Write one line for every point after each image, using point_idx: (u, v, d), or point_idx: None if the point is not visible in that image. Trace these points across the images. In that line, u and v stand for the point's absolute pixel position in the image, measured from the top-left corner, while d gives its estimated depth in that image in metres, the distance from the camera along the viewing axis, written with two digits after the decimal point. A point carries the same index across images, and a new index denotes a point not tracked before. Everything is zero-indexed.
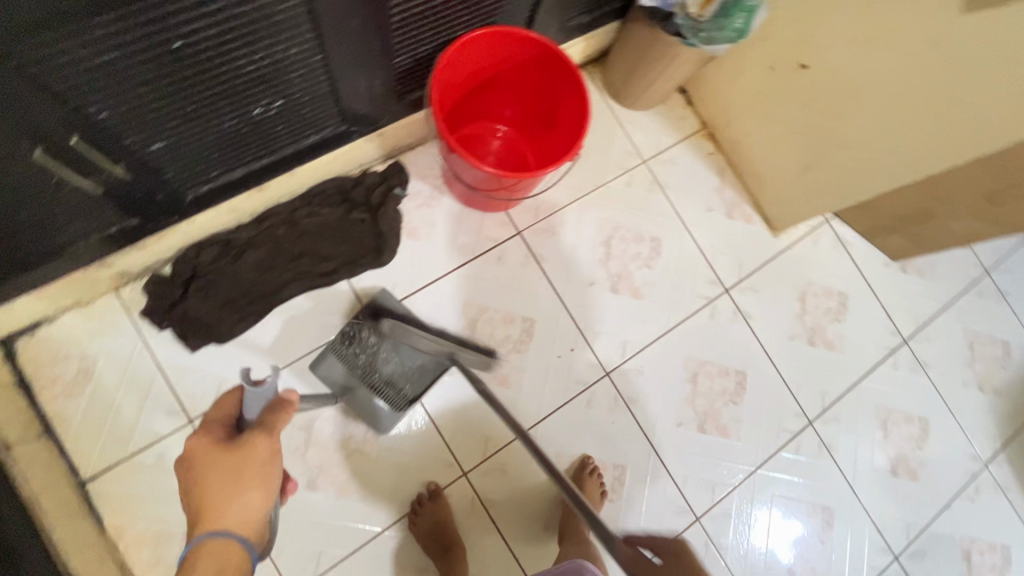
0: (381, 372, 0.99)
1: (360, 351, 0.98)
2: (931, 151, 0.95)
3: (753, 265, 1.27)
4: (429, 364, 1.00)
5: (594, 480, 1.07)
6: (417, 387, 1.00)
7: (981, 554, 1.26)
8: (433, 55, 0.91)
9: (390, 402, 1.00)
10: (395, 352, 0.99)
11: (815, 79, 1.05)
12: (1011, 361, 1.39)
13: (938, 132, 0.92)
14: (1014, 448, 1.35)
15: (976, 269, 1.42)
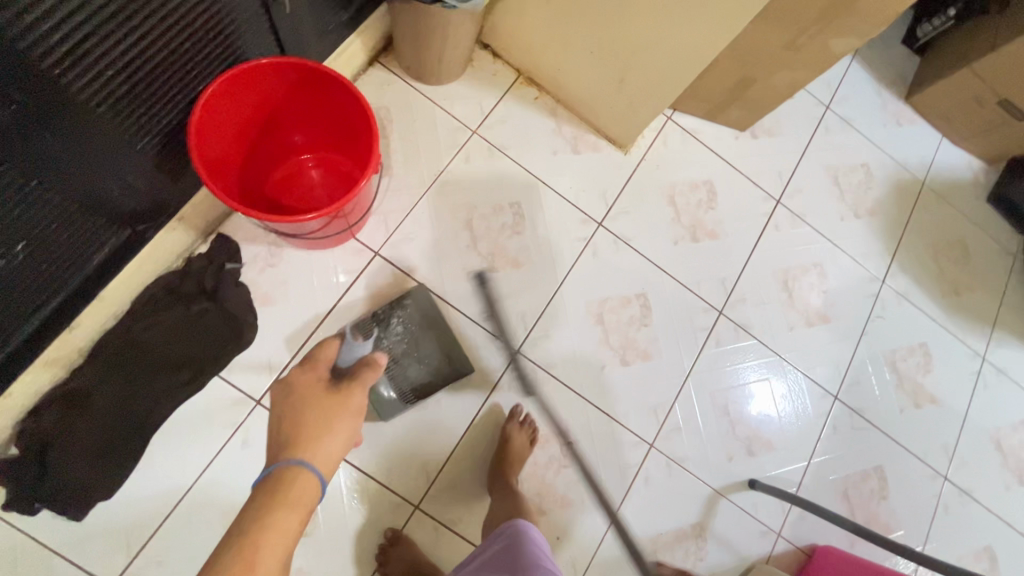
0: (398, 361, 1.05)
1: (383, 335, 1.05)
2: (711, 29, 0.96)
3: (616, 190, 1.27)
4: (443, 367, 1.08)
5: (522, 430, 1.07)
6: (427, 384, 1.07)
7: (904, 360, 1.36)
8: (184, 121, 0.82)
9: (397, 392, 1.04)
10: (416, 346, 1.07)
11: None
12: (875, 179, 1.47)
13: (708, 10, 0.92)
14: (902, 256, 1.44)
15: (817, 108, 1.47)
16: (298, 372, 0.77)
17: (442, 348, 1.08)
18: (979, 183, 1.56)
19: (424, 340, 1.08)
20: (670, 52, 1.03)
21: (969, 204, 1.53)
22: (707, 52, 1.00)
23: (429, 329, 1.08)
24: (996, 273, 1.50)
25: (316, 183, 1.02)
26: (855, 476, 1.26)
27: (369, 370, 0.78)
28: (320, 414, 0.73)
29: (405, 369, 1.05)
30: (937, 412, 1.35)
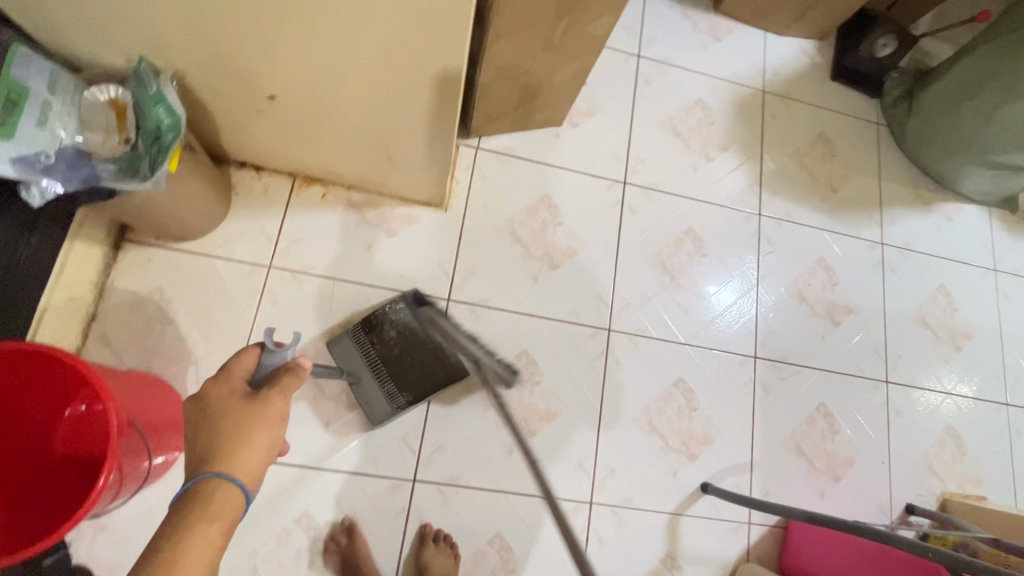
0: (393, 368, 1.00)
1: (376, 341, 1.01)
2: (439, 92, 0.81)
3: (451, 255, 1.14)
4: (440, 372, 1.01)
5: (441, 547, 0.99)
6: (421, 392, 1.00)
7: (809, 284, 1.30)
8: None
9: (388, 400, 0.99)
10: (410, 352, 1.01)
11: (294, 102, 0.86)
12: (714, 111, 1.36)
13: (422, 76, 0.78)
14: (770, 177, 1.35)
15: (629, 62, 1.34)
16: (208, 384, 0.63)
17: (438, 352, 1.01)
18: (818, 65, 1.46)
19: (417, 343, 1.02)
20: (413, 116, 0.87)
21: (816, 92, 1.44)
22: (447, 103, 0.83)
23: (421, 334, 1.02)
24: (865, 151, 1.43)
25: (86, 414, 0.82)
26: (802, 426, 1.21)
27: (290, 377, 0.64)
28: (237, 425, 0.59)
29: (398, 375, 1.00)
30: (857, 321, 1.30)
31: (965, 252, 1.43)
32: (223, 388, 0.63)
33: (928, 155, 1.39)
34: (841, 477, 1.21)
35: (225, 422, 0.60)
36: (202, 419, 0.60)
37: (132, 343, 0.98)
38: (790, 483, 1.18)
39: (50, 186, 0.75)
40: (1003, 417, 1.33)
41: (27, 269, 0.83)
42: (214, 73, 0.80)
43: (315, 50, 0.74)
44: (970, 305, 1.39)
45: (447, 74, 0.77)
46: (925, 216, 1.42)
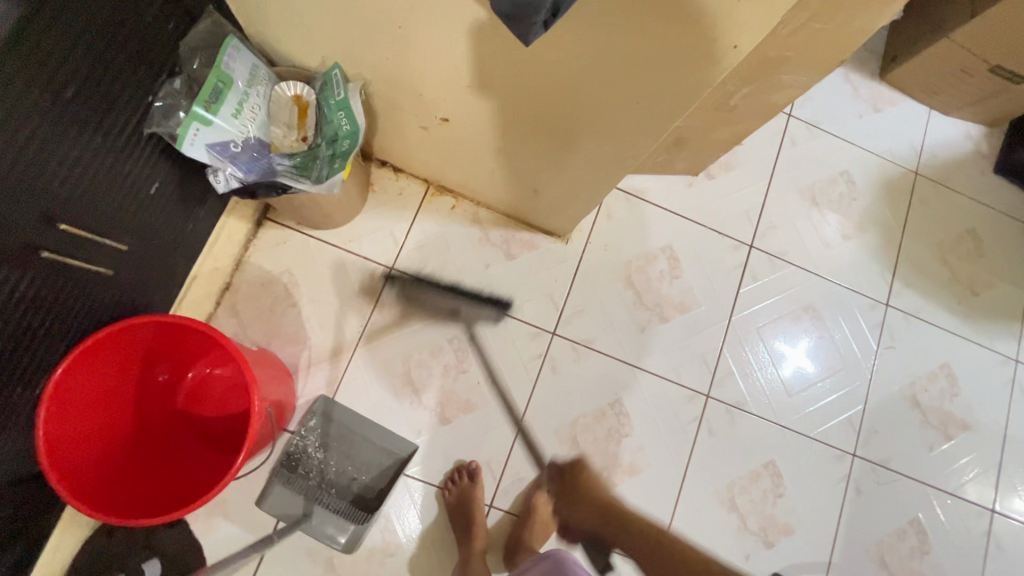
0: (335, 481, 1.00)
1: (308, 467, 1.00)
2: (612, 156, 0.82)
3: (565, 289, 1.13)
4: (383, 462, 1.02)
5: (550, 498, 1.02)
6: (377, 486, 1.01)
7: (926, 389, 1.22)
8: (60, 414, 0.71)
9: (348, 522, 0.98)
10: (348, 457, 1.01)
11: (465, 129, 0.88)
12: (859, 186, 1.29)
13: (601, 141, 0.79)
14: (905, 267, 1.27)
15: (778, 120, 1.28)
16: None
17: (374, 445, 1.02)
18: (982, 155, 1.35)
19: (354, 447, 1.02)
20: (581, 163, 0.87)
21: (974, 184, 1.33)
22: (613, 166, 0.84)
23: (352, 437, 1.02)
24: (1016, 258, 1.32)
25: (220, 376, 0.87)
26: (891, 538, 1.14)
27: None
28: None
29: (344, 483, 1.00)
30: (972, 439, 1.22)
31: None
32: None
33: None
34: None
35: None
36: None
37: (257, 319, 1.03)
38: None
39: (233, 173, 0.79)
40: None
41: (189, 239, 0.88)
42: (400, 91, 0.83)
43: (503, 93, 0.76)
44: None
45: (627, 146, 0.78)
46: None
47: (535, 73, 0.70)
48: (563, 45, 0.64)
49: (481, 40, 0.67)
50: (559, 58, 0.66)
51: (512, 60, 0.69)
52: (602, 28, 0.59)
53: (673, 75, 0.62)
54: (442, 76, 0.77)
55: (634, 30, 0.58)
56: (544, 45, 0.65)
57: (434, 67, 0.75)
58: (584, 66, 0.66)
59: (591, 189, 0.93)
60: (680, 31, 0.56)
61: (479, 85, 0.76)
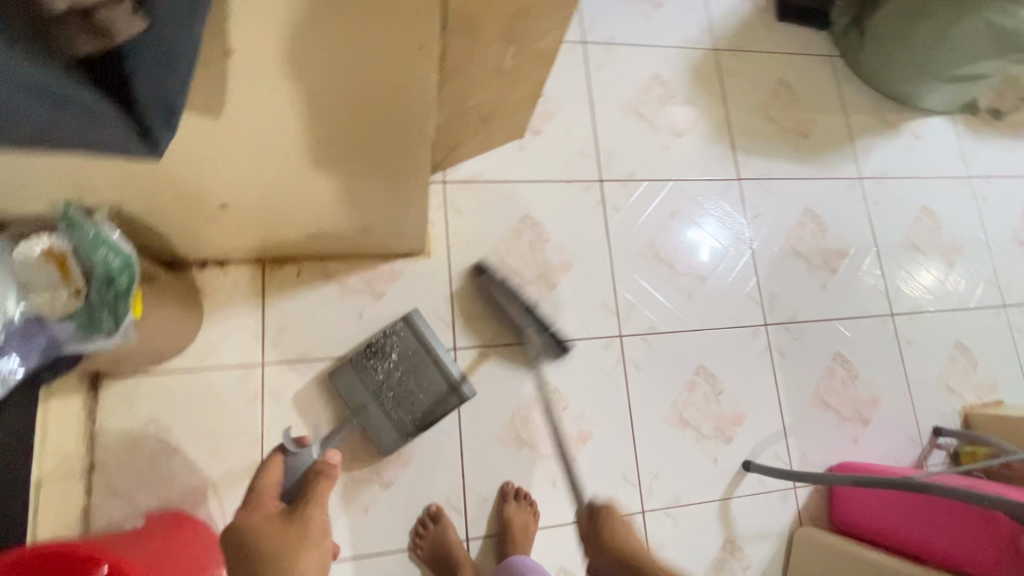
0: (396, 394, 0.98)
1: (380, 365, 0.99)
2: (403, 172, 0.78)
3: (447, 301, 1.09)
4: (445, 393, 0.99)
5: (521, 505, 1.01)
6: (428, 418, 0.98)
7: (800, 238, 1.30)
8: None
9: (396, 431, 0.97)
10: (413, 376, 0.99)
11: (249, 204, 0.81)
12: (671, 82, 1.32)
13: (381, 163, 0.75)
14: (740, 138, 1.33)
15: (575, 52, 1.28)
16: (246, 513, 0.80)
17: (441, 371, 0.99)
18: (762, 10, 1.42)
19: (421, 365, 0.99)
20: (386, 181, 0.80)
21: (766, 38, 1.41)
22: (411, 180, 0.80)
23: (420, 364, 0.99)
24: (825, 90, 1.42)
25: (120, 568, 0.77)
26: (824, 379, 1.23)
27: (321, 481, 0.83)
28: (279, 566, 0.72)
29: (401, 402, 0.98)
30: (853, 263, 1.32)
31: (938, 166, 1.45)
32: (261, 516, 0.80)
33: (890, 77, 1.39)
34: (869, 419, 1.23)
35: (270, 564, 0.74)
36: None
37: (140, 484, 0.92)
38: (825, 438, 1.21)
39: (9, 362, 0.71)
40: (1004, 316, 1.38)
41: None
42: (153, 202, 0.74)
43: (255, 163, 0.70)
44: (953, 219, 1.42)
45: (409, 159, 0.74)
46: (894, 140, 1.43)
47: (269, 135, 0.64)
48: (267, 98, 0.58)
49: (188, 132, 0.60)
50: (279, 113, 0.61)
51: (234, 133, 0.62)
52: (295, 71, 0.55)
53: (400, 66, 0.56)
54: (180, 174, 0.69)
55: (325, 62, 0.54)
56: (249, 107, 0.59)
57: (165, 171, 0.67)
58: (309, 109, 0.61)
59: (409, 204, 0.89)
60: (369, 45, 0.53)
61: (225, 166, 0.69)
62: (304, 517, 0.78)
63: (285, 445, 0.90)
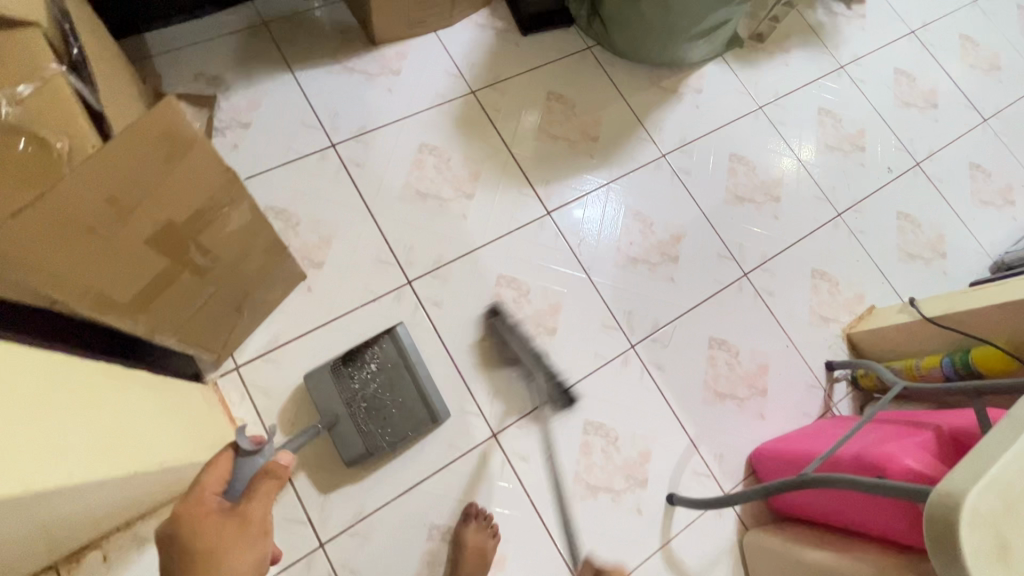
0: (371, 407, 0.97)
1: (357, 378, 0.98)
2: (103, 489, 0.59)
3: (295, 495, 0.96)
4: (422, 413, 0.99)
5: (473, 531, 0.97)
6: (400, 434, 0.98)
7: (632, 241, 1.26)
8: None
9: (365, 444, 0.96)
10: (391, 391, 0.98)
11: None
12: (442, 145, 1.24)
13: (61, 510, 0.55)
14: (533, 170, 1.27)
15: (329, 160, 1.17)
16: (182, 503, 0.58)
17: (419, 390, 0.99)
18: (504, 32, 1.37)
19: (400, 380, 0.99)
20: (61, 512, 0.56)
21: (519, 59, 1.36)
22: (128, 477, 0.62)
23: (401, 380, 0.99)
24: (596, 84, 1.38)
25: None
26: (709, 370, 1.20)
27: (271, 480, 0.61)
28: (211, 550, 0.56)
29: (378, 416, 0.97)
30: (691, 241, 1.29)
31: (729, 111, 1.45)
32: (195, 503, 0.59)
33: (647, 53, 1.37)
34: (765, 388, 1.21)
35: (202, 545, 0.56)
36: (175, 543, 0.56)
37: None
38: (733, 427, 1.17)
39: None
40: (842, 225, 1.41)
41: None
42: None
43: None
44: (762, 155, 1.43)
45: (94, 488, 0.55)
46: (680, 105, 1.42)
47: None
48: None
49: None
50: None
51: None
52: None
53: None
54: None
55: None
56: None
57: None
58: None
59: (157, 475, 0.70)
60: None
61: None
62: (242, 509, 0.59)
63: (238, 442, 0.65)
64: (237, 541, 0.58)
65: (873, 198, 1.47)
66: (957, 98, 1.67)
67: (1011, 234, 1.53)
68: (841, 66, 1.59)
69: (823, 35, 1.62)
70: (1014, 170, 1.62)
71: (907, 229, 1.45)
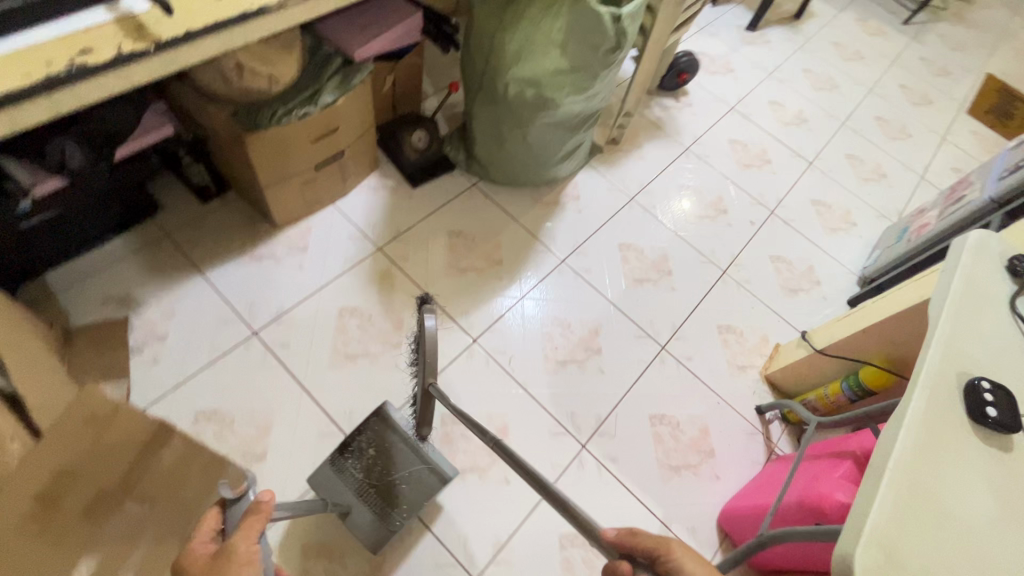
0: (378, 487, 1.04)
1: (356, 464, 1.06)
2: None
3: None
4: (428, 480, 1.06)
5: None
6: (414, 506, 1.04)
7: (557, 346, 1.36)
8: None
9: (383, 523, 1.02)
10: (392, 465, 1.06)
11: None
12: (362, 305, 1.32)
13: None
14: (452, 305, 1.37)
15: (254, 348, 1.21)
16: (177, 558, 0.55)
17: (419, 457, 1.07)
18: (397, 188, 1.52)
19: (398, 452, 1.08)
20: None
21: (415, 209, 1.50)
22: None
23: (398, 454, 1.07)
24: (488, 213, 1.54)
25: None
26: (658, 448, 1.27)
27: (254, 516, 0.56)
28: None
29: (389, 492, 1.04)
30: (608, 331, 1.41)
31: (607, 207, 1.65)
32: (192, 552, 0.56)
33: (524, 178, 1.53)
34: (712, 449, 1.30)
35: None
36: None
37: None
38: (694, 495, 1.23)
39: None
40: (729, 279, 1.60)
41: None
42: None
43: None
44: (645, 238, 1.63)
45: None
46: (565, 212, 1.60)
47: None
48: None
49: None
50: None
51: None
52: None
53: None
54: None
55: None
56: None
57: None
58: None
59: None
60: None
61: None
62: (227, 546, 0.53)
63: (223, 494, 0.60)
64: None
65: (746, 249, 1.69)
66: (784, 150, 2.01)
67: (863, 250, 1.80)
68: (686, 148, 1.89)
69: (665, 126, 1.92)
70: (846, 197, 1.94)
71: (782, 268, 1.68)
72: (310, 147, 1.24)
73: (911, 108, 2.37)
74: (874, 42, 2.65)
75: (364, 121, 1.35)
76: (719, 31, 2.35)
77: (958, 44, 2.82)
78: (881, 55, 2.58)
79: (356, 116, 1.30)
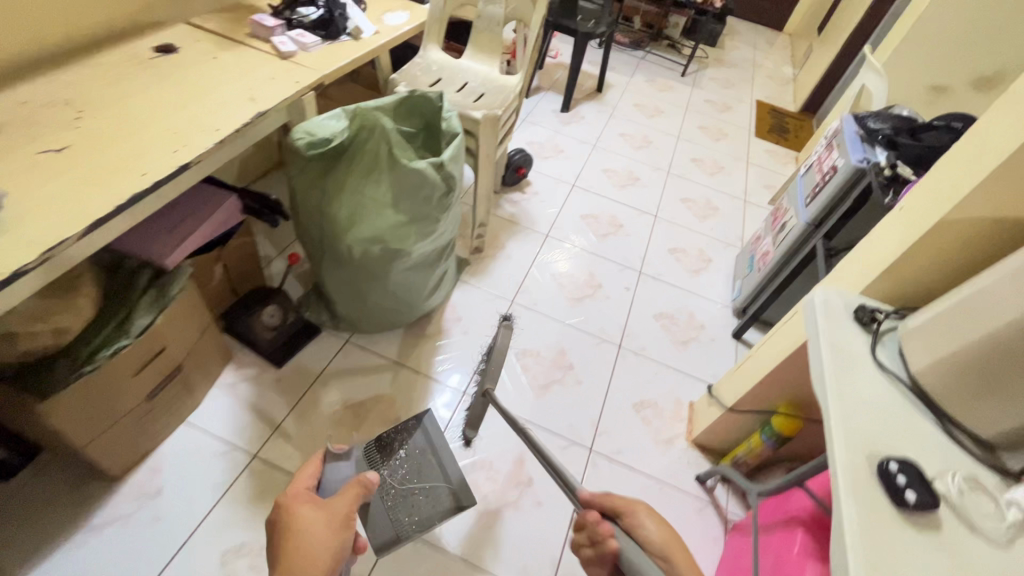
0: (400, 492, 1.12)
1: (385, 466, 1.17)
2: None
3: None
4: (445, 498, 1.14)
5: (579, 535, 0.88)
6: (425, 523, 1.09)
7: (483, 494, 1.24)
8: None
9: (397, 527, 1.07)
10: (419, 475, 1.16)
11: None
12: (247, 537, 1.10)
13: None
14: None
15: None
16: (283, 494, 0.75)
17: (445, 475, 1.18)
18: (259, 375, 1.35)
19: (427, 467, 1.18)
20: None
21: (286, 392, 1.33)
22: None
23: (426, 468, 1.18)
24: (371, 368, 1.42)
25: None
26: None
27: (360, 487, 0.77)
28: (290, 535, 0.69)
29: (408, 499, 1.11)
30: (534, 456, 1.33)
31: (491, 318, 1.61)
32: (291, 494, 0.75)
33: (399, 321, 1.43)
34: None
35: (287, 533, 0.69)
36: (278, 527, 0.70)
37: None
38: None
39: None
40: (626, 352, 1.63)
41: None
42: None
43: None
44: (537, 337, 1.61)
45: None
46: (450, 339, 1.52)
47: None
48: None
49: None
50: None
51: None
52: None
53: None
54: None
55: None
56: None
57: None
58: None
59: None
60: None
61: None
62: (331, 502, 0.74)
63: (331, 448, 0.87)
64: (327, 529, 0.71)
65: (632, 316, 1.75)
66: (630, 211, 2.17)
67: (725, 281, 1.96)
68: (547, 235, 1.95)
69: (520, 221, 1.98)
70: (695, 238, 2.12)
71: (668, 323, 1.75)
72: (134, 383, 1.03)
73: (714, 145, 2.73)
74: (666, 96, 3.04)
75: (197, 327, 1.18)
76: (539, 121, 2.55)
77: (727, 82, 3.36)
78: (675, 105, 2.98)
79: (187, 326, 1.13)
